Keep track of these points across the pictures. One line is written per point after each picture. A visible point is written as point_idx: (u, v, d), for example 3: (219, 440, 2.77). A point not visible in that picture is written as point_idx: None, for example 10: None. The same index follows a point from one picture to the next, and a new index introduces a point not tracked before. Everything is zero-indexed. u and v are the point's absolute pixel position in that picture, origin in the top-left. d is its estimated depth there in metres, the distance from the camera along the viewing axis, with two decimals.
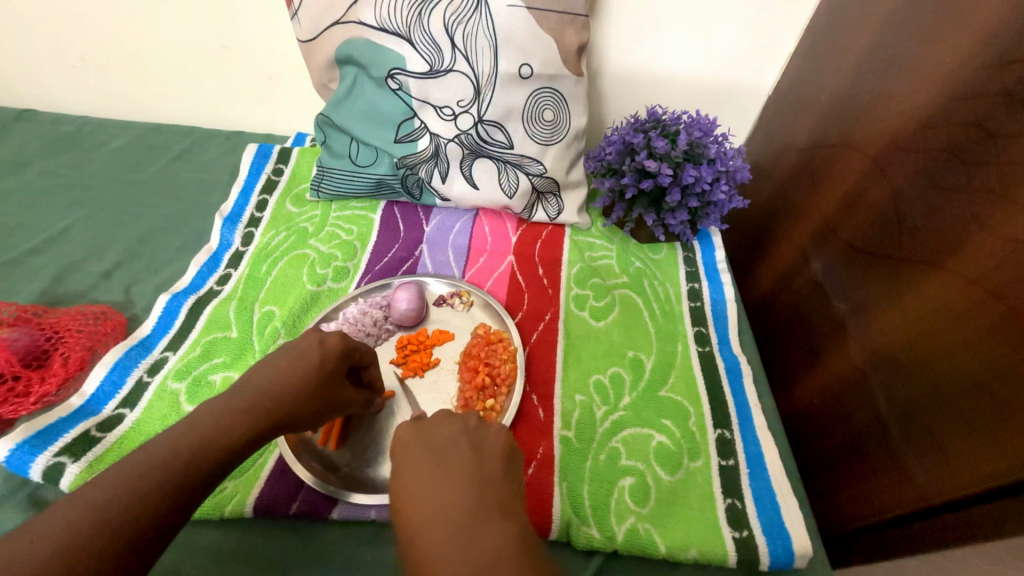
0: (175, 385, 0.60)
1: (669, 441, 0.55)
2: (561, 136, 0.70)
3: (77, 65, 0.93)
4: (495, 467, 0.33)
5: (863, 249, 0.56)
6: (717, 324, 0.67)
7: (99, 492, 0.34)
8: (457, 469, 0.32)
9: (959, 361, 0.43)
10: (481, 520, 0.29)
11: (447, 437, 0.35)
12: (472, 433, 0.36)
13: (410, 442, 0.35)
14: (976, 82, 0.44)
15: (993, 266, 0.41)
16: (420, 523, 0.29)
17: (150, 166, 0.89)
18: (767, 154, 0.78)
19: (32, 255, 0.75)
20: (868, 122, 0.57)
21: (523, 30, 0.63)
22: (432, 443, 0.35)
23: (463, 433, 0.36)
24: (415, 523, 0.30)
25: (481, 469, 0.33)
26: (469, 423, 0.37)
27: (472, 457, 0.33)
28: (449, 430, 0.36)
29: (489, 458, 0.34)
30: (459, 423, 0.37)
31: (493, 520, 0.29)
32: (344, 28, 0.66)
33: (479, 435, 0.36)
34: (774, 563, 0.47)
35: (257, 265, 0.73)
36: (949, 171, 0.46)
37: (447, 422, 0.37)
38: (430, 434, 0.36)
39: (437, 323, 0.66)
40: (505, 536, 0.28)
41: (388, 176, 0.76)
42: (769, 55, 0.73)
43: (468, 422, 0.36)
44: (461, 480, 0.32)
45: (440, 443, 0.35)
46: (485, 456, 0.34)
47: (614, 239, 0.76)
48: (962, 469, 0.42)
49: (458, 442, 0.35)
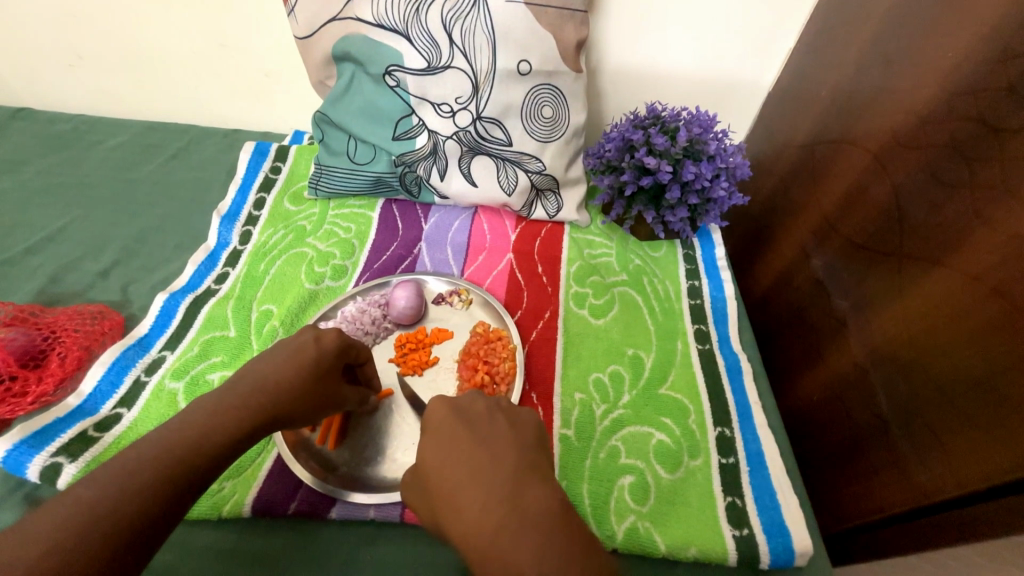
0: (173, 384, 0.60)
1: (669, 440, 0.54)
2: (560, 133, 0.69)
3: (73, 63, 0.92)
4: (529, 437, 0.37)
5: (864, 246, 0.56)
6: (717, 322, 0.67)
7: (94, 491, 0.34)
8: (497, 438, 0.36)
9: (962, 358, 0.43)
10: (526, 483, 0.33)
11: (482, 410, 0.38)
12: (505, 407, 0.39)
13: (447, 412, 0.38)
14: (979, 76, 0.44)
15: (995, 262, 0.40)
16: (468, 484, 0.33)
17: (147, 164, 0.88)
18: (768, 151, 0.78)
19: (28, 255, 0.75)
20: (870, 118, 0.56)
21: (521, 26, 0.62)
22: (469, 414, 0.38)
23: (497, 409, 0.38)
24: (463, 483, 0.33)
25: (519, 439, 0.36)
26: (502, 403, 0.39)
27: (510, 429, 0.37)
28: (483, 403, 0.39)
29: (523, 430, 0.37)
30: (491, 399, 0.39)
31: (537, 483, 0.33)
32: (342, 25, 0.65)
33: (512, 413, 0.39)
34: (775, 562, 0.47)
35: (255, 264, 0.72)
36: (951, 167, 0.45)
37: (479, 396, 0.40)
38: (467, 407, 0.38)
39: (437, 321, 0.65)
40: (547, 497, 0.32)
41: (386, 174, 0.75)
42: (769, 51, 0.72)
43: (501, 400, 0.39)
44: (502, 447, 0.35)
45: (477, 414, 0.38)
46: (519, 428, 0.37)
47: (614, 236, 0.75)
48: (963, 467, 0.42)
49: (493, 415, 0.38)
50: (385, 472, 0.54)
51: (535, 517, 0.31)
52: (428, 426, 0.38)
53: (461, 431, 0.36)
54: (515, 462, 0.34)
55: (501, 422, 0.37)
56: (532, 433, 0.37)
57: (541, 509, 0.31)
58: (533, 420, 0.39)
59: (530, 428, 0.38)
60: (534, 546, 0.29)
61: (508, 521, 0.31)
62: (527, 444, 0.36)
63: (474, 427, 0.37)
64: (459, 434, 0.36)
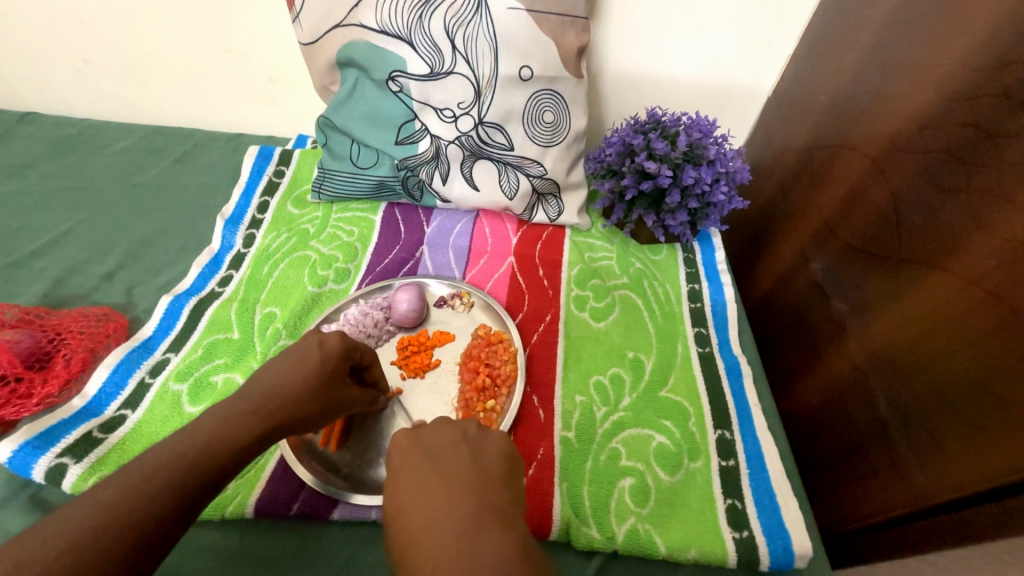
0: (176, 386, 0.60)
1: (670, 442, 0.55)
2: (562, 138, 0.70)
3: (80, 68, 0.94)
4: (495, 468, 0.36)
5: (863, 250, 0.56)
6: (717, 325, 0.67)
7: (106, 492, 0.34)
8: (456, 472, 0.35)
9: (960, 361, 0.43)
10: (484, 521, 0.32)
11: (446, 442, 0.38)
12: (471, 439, 0.38)
13: (411, 449, 0.38)
14: (976, 83, 0.44)
15: (992, 266, 0.41)
16: (426, 524, 0.32)
17: (152, 168, 0.89)
18: (767, 155, 0.79)
19: (34, 257, 0.75)
20: (868, 123, 0.57)
21: (524, 32, 0.63)
22: (432, 448, 0.37)
23: (461, 438, 0.38)
24: (422, 522, 0.32)
25: (481, 475, 0.35)
26: (467, 429, 0.39)
27: (472, 464, 0.36)
28: (448, 435, 0.38)
29: (486, 463, 0.36)
30: (456, 427, 0.39)
31: (495, 522, 0.32)
32: (345, 31, 0.66)
33: (478, 441, 0.38)
34: (774, 563, 0.47)
35: (259, 266, 0.73)
36: (949, 172, 0.46)
37: (444, 427, 0.39)
38: (430, 439, 0.38)
39: (438, 324, 0.66)
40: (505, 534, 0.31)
41: (389, 178, 0.76)
42: (768, 57, 0.73)
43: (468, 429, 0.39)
44: (461, 485, 0.34)
45: (440, 450, 0.37)
46: (482, 462, 0.36)
47: (614, 239, 0.76)
48: (962, 469, 0.42)
49: (457, 448, 0.37)
50: (386, 474, 0.54)
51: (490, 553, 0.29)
52: (394, 465, 0.37)
53: (423, 469, 0.36)
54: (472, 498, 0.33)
55: (464, 455, 0.36)
56: (498, 461, 0.37)
57: (497, 551, 0.30)
58: (502, 445, 0.38)
59: (497, 459, 0.37)
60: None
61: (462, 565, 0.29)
62: (489, 478, 0.35)
63: (436, 463, 0.36)
64: (421, 473, 0.35)
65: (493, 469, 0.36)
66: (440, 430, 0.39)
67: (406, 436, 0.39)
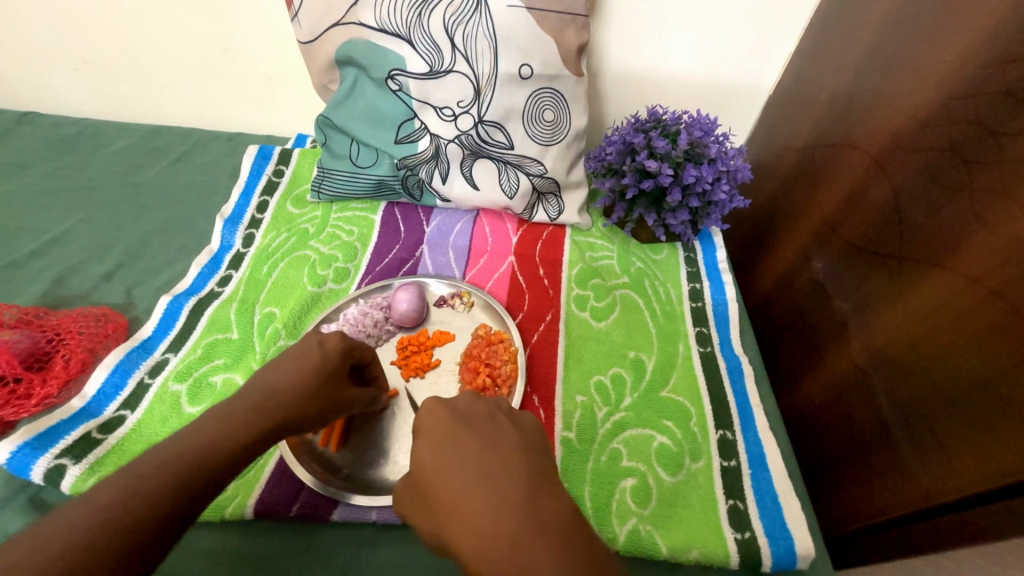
0: (175, 387, 0.60)
1: (671, 442, 0.54)
2: (562, 136, 0.70)
3: (78, 67, 0.93)
4: (535, 441, 0.36)
5: (865, 248, 0.56)
6: (718, 324, 0.67)
7: (102, 493, 0.34)
8: (502, 443, 0.35)
9: (961, 361, 0.43)
10: (538, 490, 0.32)
11: (484, 413, 0.38)
12: (506, 411, 0.38)
13: (447, 415, 0.37)
14: (977, 80, 0.44)
15: (994, 265, 0.40)
16: (479, 487, 0.32)
17: (151, 168, 0.89)
18: (768, 153, 0.78)
19: (33, 257, 0.75)
20: (869, 122, 0.57)
21: (523, 30, 0.63)
22: (469, 418, 0.37)
23: (499, 412, 0.38)
24: (471, 489, 0.32)
25: (524, 443, 0.35)
26: (501, 405, 0.39)
27: (515, 434, 0.36)
28: (483, 407, 0.38)
29: (526, 433, 0.37)
30: (491, 403, 0.39)
31: (547, 491, 0.32)
32: (344, 30, 0.66)
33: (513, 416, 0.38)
34: (776, 564, 0.47)
35: (258, 266, 0.73)
36: (951, 170, 0.46)
37: (477, 400, 0.39)
38: (467, 411, 0.38)
39: (438, 324, 0.66)
40: (560, 504, 0.32)
41: (388, 177, 0.76)
42: (769, 55, 0.73)
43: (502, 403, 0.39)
44: (508, 450, 0.34)
45: (479, 418, 0.37)
46: (523, 431, 0.37)
47: (614, 238, 0.76)
48: (965, 469, 0.42)
49: (496, 418, 0.37)
50: (387, 475, 0.54)
51: (549, 519, 0.30)
52: (428, 431, 0.36)
53: (466, 435, 0.35)
54: (523, 468, 0.33)
55: (505, 426, 0.36)
56: (536, 436, 0.37)
57: (555, 521, 0.30)
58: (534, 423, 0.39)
59: (532, 432, 0.37)
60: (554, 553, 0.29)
61: (526, 530, 0.30)
62: (532, 447, 0.35)
63: (478, 431, 0.36)
64: (463, 439, 0.35)
65: (534, 441, 0.36)
66: (475, 401, 0.39)
67: (440, 404, 0.38)
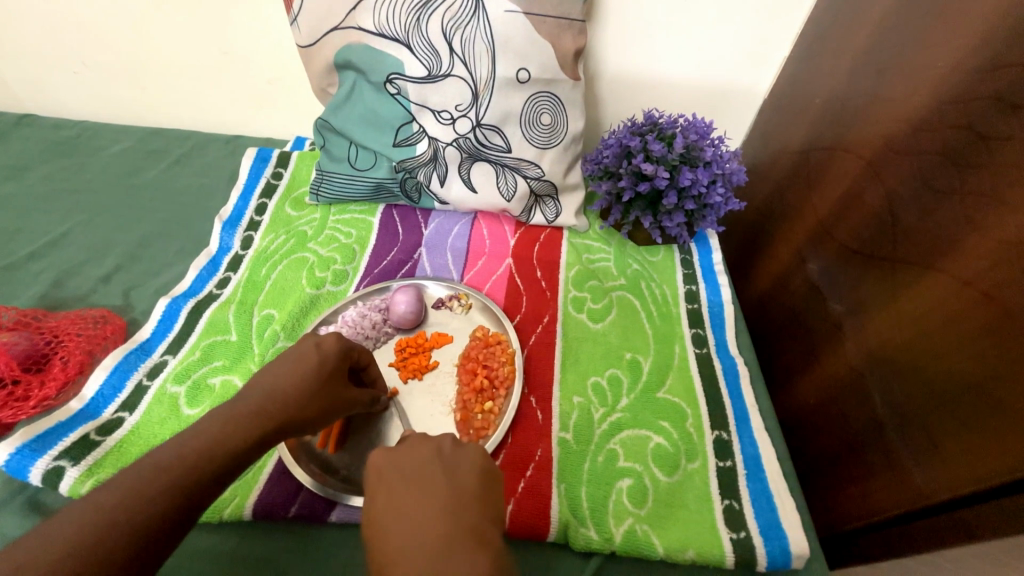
0: (174, 388, 0.60)
1: (667, 443, 0.55)
2: (559, 140, 0.70)
3: (77, 71, 0.94)
4: (469, 486, 0.35)
5: (859, 251, 0.57)
6: (714, 326, 0.67)
7: (109, 495, 0.34)
8: (432, 495, 0.34)
9: (954, 363, 0.43)
10: (454, 547, 0.30)
11: (421, 459, 0.37)
12: (445, 454, 0.37)
13: (386, 465, 0.36)
14: (968, 86, 0.45)
15: (985, 268, 0.41)
16: (397, 550, 0.30)
17: (150, 170, 0.89)
18: (763, 156, 0.79)
19: (31, 259, 0.75)
20: (863, 125, 0.57)
21: (521, 35, 0.63)
22: (406, 465, 0.36)
23: (437, 456, 0.37)
24: (390, 545, 0.31)
25: (454, 496, 0.34)
26: (442, 446, 0.38)
27: (446, 481, 0.35)
28: (423, 452, 0.37)
29: (461, 480, 0.35)
30: (431, 446, 0.38)
31: (466, 544, 0.31)
32: (343, 34, 0.66)
33: (452, 459, 0.37)
34: (771, 564, 0.47)
35: (257, 268, 0.73)
36: (942, 173, 0.46)
37: (419, 444, 0.38)
38: (405, 456, 0.37)
39: (436, 326, 0.66)
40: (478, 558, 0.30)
41: (387, 180, 0.76)
42: (764, 60, 0.74)
43: (442, 446, 0.37)
44: (433, 505, 0.33)
45: (414, 470, 0.36)
46: (456, 481, 0.35)
47: (612, 241, 0.76)
48: (957, 470, 0.42)
49: (430, 465, 0.36)
50: None
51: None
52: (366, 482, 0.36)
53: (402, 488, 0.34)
54: (443, 522, 0.32)
55: (437, 474, 0.35)
56: (472, 480, 0.36)
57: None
58: (476, 463, 0.37)
59: (470, 476, 0.36)
60: None
61: None
62: (461, 500, 0.34)
63: (412, 483, 0.35)
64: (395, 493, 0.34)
65: (468, 488, 0.35)
66: (416, 446, 0.38)
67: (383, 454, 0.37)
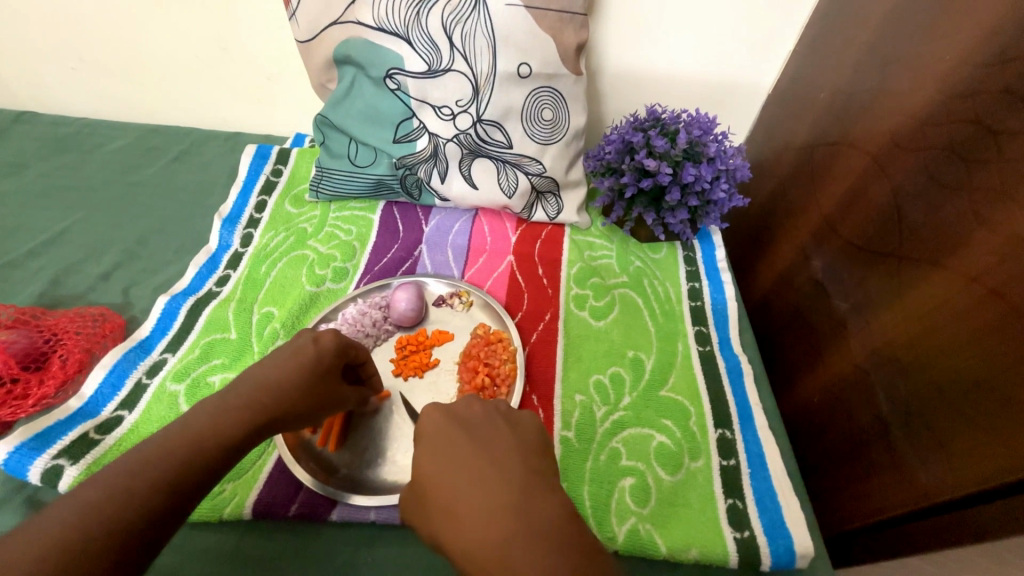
0: (174, 386, 0.60)
1: (670, 441, 0.54)
2: (561, 135, 0.69)
3: (75, 66, 0.93)
4: (532, 440, 0.36)
5: (864, 247, 0.56)
6: (717, 324, 0.67)
7: (97, 492, 0.34)
8: (499, 447, 0.35)
9: (961, 360, 0.43)
10: (532, 494, 0.32)
11: (481, 414, 0.38)
12: (503, 410, 0.39)
13: (443, 420, 0.37)
14: (976, 79, 0.44)
15: (993, 264, 0.40)
16: (473, 498, 0.32)
17: (149, 167, 0.89)
18: (767, 152, 0.78)
19: (30, 256, 0.75)
20: (869, 119, 0.57)
21: (522, 29, 0.62)
22: (465, 420, 0.37)
23: (496, 413, 0.38)
24: (465, 494, 0.32)
25: (520, 447, 0.35)
26: (499, 404, 0.39)
27: (510, 434, 0.36)
28: (480, 409, 0.39)
29: (524, 434, 0.37)
30: (489, 403, 0.39)
31: (541, 492, 0.32)
32: (342, 28, 0.66)
33: (510, 415, 0.38)
34: (775, 563, 0.47)
35: (257, 266, 0.73)
36: (949, 168, 0.46)
37: (474, 401, 0.39)
38: (463, 414, 0.38)
39: (437, 323, 0.66)
40: (555, 507, 0.32)
41: (387, 176, 0.75)
42: (768, 54, 0.73)
43: (500, 403, 0.39)
44: (504, 456, 0.34)
45: (476, 425, 0.37)
46: (519, 434, 0.37)
47: (614, 238, 0.75)
48: (964, 469, 0.42)
49: (492, 420, 0.37)
50: (387, 474, 0.54)
51: (544, 521, 0.31)
52: (425, 434, 0.37)
53: (457, 438, 0.36)
54: (517, 473, 0.33)
55: (501, 428, 0.37)
56: (534, 432, 0.37)
57: (549, 521, 0.31)
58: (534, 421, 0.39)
59: (531, 432, 0.37)
60: (543, 558, 0.29)
61: (516, 532, 0.30)
62: (528, 451, 0.35)
63: (473, 435, 0.36)
64: (461, 444, 0.35)
65: (532, 442, 0.36)
66: (472, 403, 0.39)
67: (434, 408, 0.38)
